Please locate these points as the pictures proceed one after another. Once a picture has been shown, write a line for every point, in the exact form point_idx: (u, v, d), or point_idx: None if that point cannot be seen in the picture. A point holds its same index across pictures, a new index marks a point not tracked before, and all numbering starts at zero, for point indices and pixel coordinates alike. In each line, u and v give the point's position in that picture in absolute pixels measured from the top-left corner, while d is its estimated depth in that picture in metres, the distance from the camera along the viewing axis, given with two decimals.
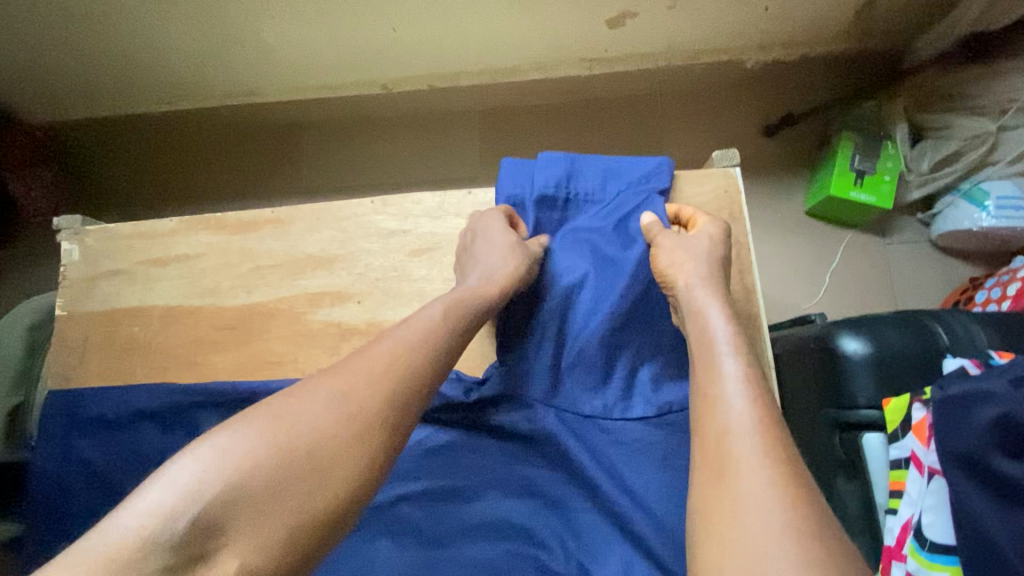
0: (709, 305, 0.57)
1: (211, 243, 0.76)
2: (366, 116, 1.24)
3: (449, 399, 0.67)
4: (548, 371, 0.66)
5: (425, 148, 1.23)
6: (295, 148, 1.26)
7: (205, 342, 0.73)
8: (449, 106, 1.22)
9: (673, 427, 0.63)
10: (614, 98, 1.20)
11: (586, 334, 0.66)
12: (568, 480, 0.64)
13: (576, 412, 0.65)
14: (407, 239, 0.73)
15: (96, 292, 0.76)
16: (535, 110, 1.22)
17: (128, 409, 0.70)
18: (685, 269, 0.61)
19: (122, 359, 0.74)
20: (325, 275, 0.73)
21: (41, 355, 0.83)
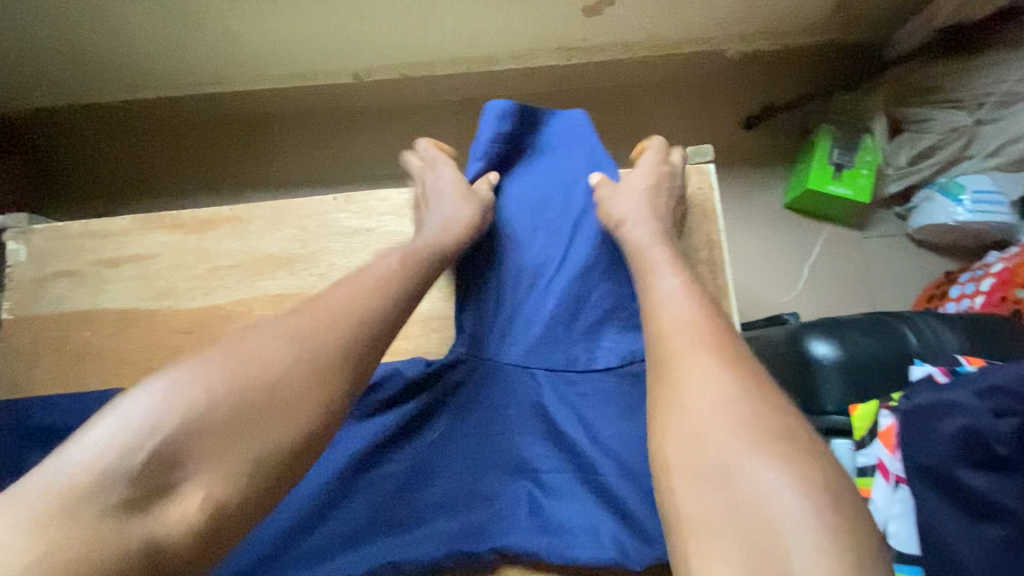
0: (645, 237, 0.58)
1: (166, 242, 0.73)
2: (339, 108, 1.21)
3: (408, 379, 0.64)
4: (504, 328, 0.67)
5: (400, 141, 1.20)
6: (264, 140, 1.21)
7: (161, 347, 0.70)
8: (423, 97, 1.19)
9: (633, 377, 0.63)
10: (592, 89, 1.18)
11: (541, 295, 0.68)
12: (535, 440, 0.62)
13: (540, 366, 0.65)
14: (371, 238, 0.71)
15: (46, 294, 0.73)
16: (513, 101, 1.19)
17: (77, 418, 0.66)
18: (624, 215, 0.62)
19: (73, 365, 0.71)
20: (285, 276, 0.70)
21: None
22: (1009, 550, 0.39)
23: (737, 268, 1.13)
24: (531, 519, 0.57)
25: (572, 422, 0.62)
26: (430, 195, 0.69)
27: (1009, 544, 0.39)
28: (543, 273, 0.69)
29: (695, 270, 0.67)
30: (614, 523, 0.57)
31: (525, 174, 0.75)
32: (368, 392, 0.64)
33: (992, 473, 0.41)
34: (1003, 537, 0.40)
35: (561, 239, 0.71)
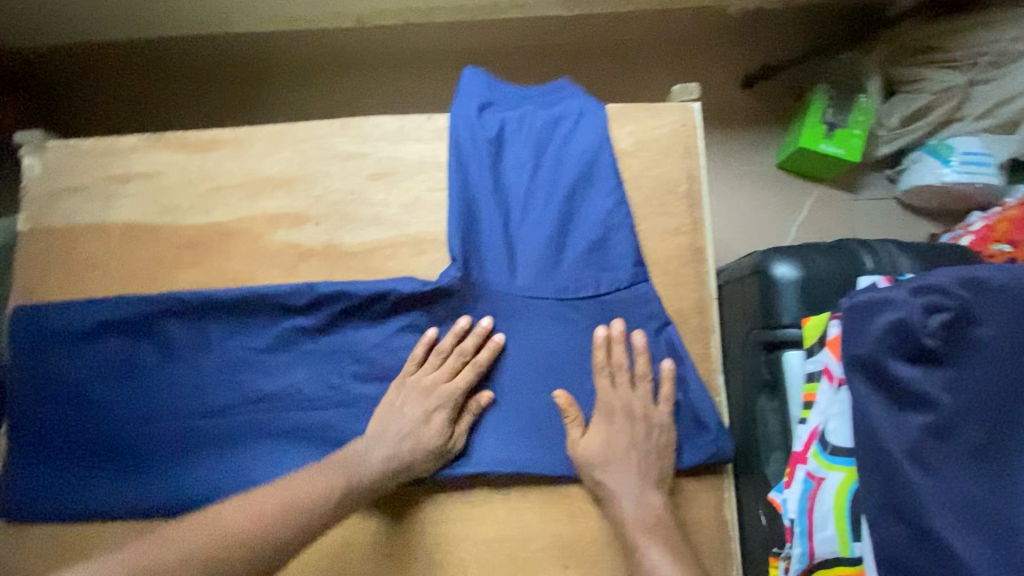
0: (623, 491, 0.62)
1: (171, 160, 0.76)
2: (341, 57, 1.22)
3: (404, 296, 0.68)
4: (498, 254, 0.69)
5: (400, 87, 1.23)
6: (269, 86, 1.25)
7: (165, 259, 0.74)
8: (424, 47, 1.20)
9: (614, 306, 0.67)
10: (592, 43, 1.18)
11: (526, 223, 0.69)
12: (524, 359, 0.67)
13: (530, 292, 0.68)
14: (366, 162, 0.74)
15: (58, 207, 0.77)
16: (514, 53, 1.20)
17: (93, 320, 0.72)
18: (603, 461, 0.62)
19: (84, 274, 0.75)
20: (283, 196, 0.74)
21: None
22: (931, 436, 0.42)
23: (725, 225, 1.15)
24: (502, 437, 0.66)
25: (557, 339, 0.67)
26: (419, 377, 0.66)
27: (931, 431, 0.42)
28: (524, 208, 0.70)
29: (674, 204, 0.70)
30: None
31: (510, 110, 0.73)
32: (364, 306, 0.68)
33: (920, 364, 0.44)
34: (926, 425, 0.43)
35: (539, 173, 0.71)
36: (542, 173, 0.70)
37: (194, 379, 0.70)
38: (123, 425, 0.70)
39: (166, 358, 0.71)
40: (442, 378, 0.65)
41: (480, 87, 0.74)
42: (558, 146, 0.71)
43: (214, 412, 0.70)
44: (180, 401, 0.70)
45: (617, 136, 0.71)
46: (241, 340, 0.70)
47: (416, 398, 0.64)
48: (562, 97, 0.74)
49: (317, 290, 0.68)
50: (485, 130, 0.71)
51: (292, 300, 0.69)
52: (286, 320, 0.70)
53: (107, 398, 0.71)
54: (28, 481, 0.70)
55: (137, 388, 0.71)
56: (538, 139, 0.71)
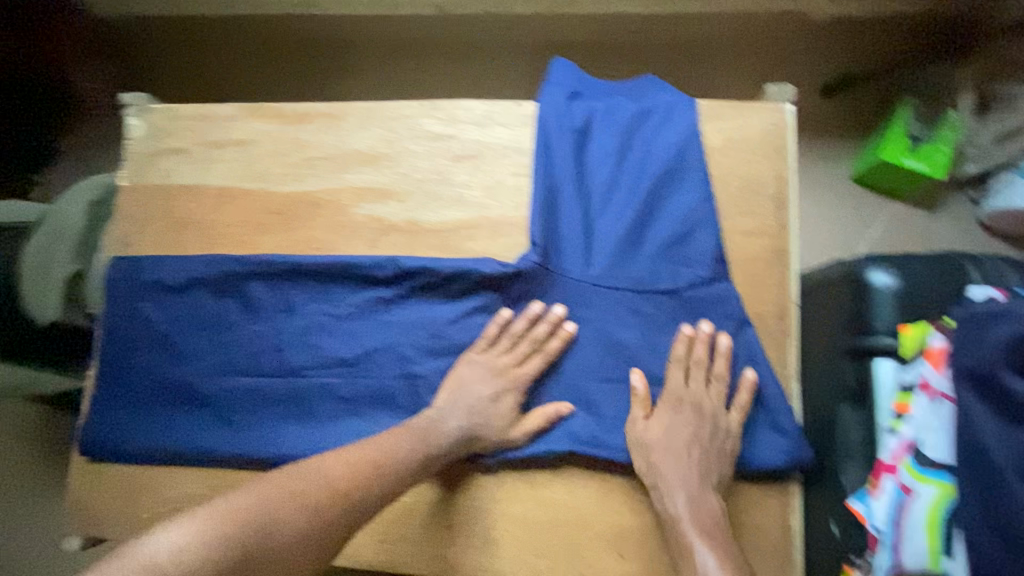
0: (679, 485, 0.61)
1: (265, 130, 0.79)
2: (415, 43, 1.25)
3: (482, 276, 0.69)
4: (578, 243, 0.68)
5: (469, 76, 1.24)
6: (342, 66, 1.28)
7: (254, 223, 0.77)
8: (497, 38, 1.21)
9: (691, 304, 0.66)
10: (665, 41, 1.17)
11: (608, 214, 0.69)
12: (595, 352, 0.67)
13: (606, 284, 0.67)
14: (452, 144, 0.75)
15: (157, 167, 0.81)
16: (585, 48, 1.20)
17: (184, 275, 0.75)
18: (658, 449, 0.62)
19: (177, 232, 0.79)
20: (370, 171, 0.76)
21: (98, 230, 0.99)
22: None
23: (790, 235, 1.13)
24: (564, 427, 0.66)
25: (630, 333, 0.67)
26: (490, 357, 0.67)
27: None
28: (606, 198, 0.70)
29: (760, 205, 0.69)
30: None
31: (599, 101, 0.73)
32: (442, 283, 0.70)
33: None
34: None
35: (624, 164, 0.70)
36: (628, 164, 0.70)
37: (273, 339, 0.73)
38: (205, 376, 0.74)
39: (248, 317, 0.74)
40: (511, 362, 0.67)
41: (569, 76, 0.74)
42: (645, 138, 0.70)
43: (291, 372, 0.73)
44: (258, 358, 0.73)
45: (705, 133, 0.70)
46: (320, 306, 0.73)
47: (485, 377, 0.66)
48: (651, 89, 0.74)
49: (400, 264, 0.70)
50: (573, 118, 0.72)
51: (376, 272, 0.71)
52: (365, 290, 0.72)
53: (192, 350, 0.75)
54: (116, 419, 0.75)
55: (219, 343, 0.74)
56: (626, 130, 0.71)
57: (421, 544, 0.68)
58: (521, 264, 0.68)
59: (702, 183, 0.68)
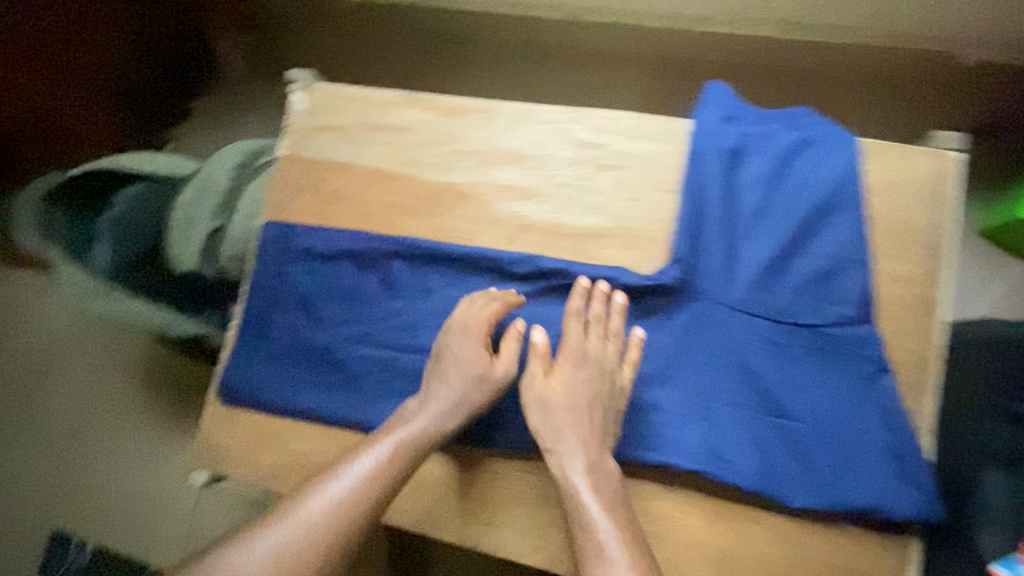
0: (576, 457, 0.65)
1: (420, 119, 0.84)
2: (539, 42, 1.28)
3: (621, 285, 0.71)
4: (719, 266, 0.69)
5: (587, 78, 1.25)
6: (465, 57, 1.31)
7: (399, 206, 0.82)
8: (622, 45, 1.23)
9: (828, 340, 0.67)
10: (791, 66, 1.16)
11: (753, 241, 0.70)
12: (721, 374, 0.68)
13: (744, 310, 0.68)
14: (598, 153, 0.77)
15: (314, 142, 0.87)
16: (708, 63, 1.19)
17: (333, 247, 0.81)
18: (557, 410, 0.67)
19: (327, 205, 0.84)
20: (515, 170, 0.79)
21: (239, 191, 1.03)
22: None
23: None
24: (673, 443, 0.67)
25: (760, 361, 0.67)
26: (462, 315, 0.71)
27: None
28: (753, 225, 0.70)
29: (910, 252, 0.68)
30: (786, 465, 0.66)
31: (755, 125, 0.73)
32: None
33: None
34: None
35: (775, 194, 0.71)
36: (779, 193, 0.71)
37: (408, 317, 0.78)
38: (339, 343, 0.79)
39: (388, 293, 0.79)
40: (474, 318, 0.71)
41: (727, 98, 0.75)
42: (800, 171, 0.71)
43: (419, 350, 0.77)
44: (391, 332, 0.78)
45: (863, 172, 0.70)
46: (455, 291, 0.78)
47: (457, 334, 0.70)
48: (809, 119, 0.74)
49: (540, 263, 0.73)
50: (729, 142, 0.72)
51: (515, 268, 0.75)
52: (502, 282, 0.75)
53: (331, 317, 0.80)
54: (253, 370, 0.82)
55: (357, 313, 0.80)
56: (781, 160, 0.71)
57: (522, 534, 0.71)
58: (664, 277, 0.69)
59: (856, 222, 0.68)
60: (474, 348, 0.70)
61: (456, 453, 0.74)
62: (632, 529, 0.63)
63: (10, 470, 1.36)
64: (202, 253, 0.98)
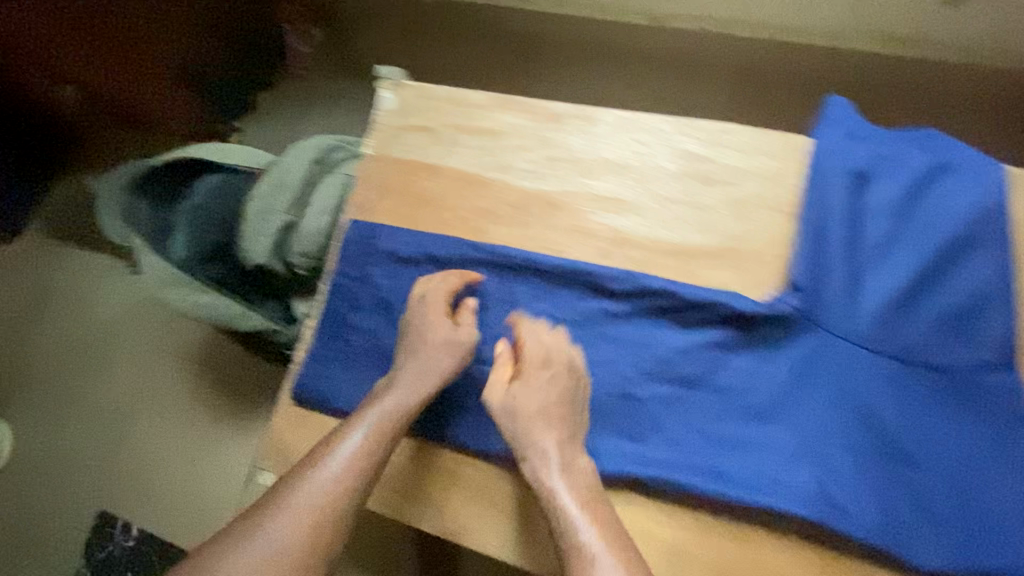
0: (551, 455, 0.62)
1: (514, 123, 0.81)
2: (613, 46, 1.27)
3: (731, 311, 0.66)
4: (841, 296, 0.64)
5: (661, 82, 1.24)
6: (534, 59, 1.33)
7: (488, 212, 0.79)
8: (699, 52, 1.21)
9: (961, 383, 0.62)
10: (865, 77, 1.15)
11: (879, 270, 0.65)
12: (835, 411, 0.64)
13: (867, 345, 0.64)
14: (706, 167, 0.73)
15: (401, 141, 0.85)
16: (785, 74, 1.17)
17: (418, 251, 0.78)
18: (520, 401, 0.65)
19: (413, 207, 0.82)
20: (614, 180, 0.75)
21: (314, 187, 1.01)
22: None
23: None
24: (781, 483, 0.63)
25: (880, 400, 0.63)
26: (425, 293, 0.72)
27: None
28: (879, 253, 0.66)
29: None
30: (909, 516, 0.60)
31: (883, 145, 0.68)
32: (680, 309, 0.68)
33: None
34: None
35: (904, 221, 0.66)
36: (908, 220, 0.66)
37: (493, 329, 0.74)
38: None
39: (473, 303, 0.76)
40: (436, 295, 0.71)
41: (852, 115, 0.70)
42: (932, 199, 0.66)
43: None
44: None
45: (1004, 202, 0.65)
46: (544, 305, 0.73)
47: (423, 310, 0.71)
48: (942, 141, 0.68)
49: (642, 282, 0.69)
50: (857, 162, 0.67)
51: (613, 285, 0.70)
52: (597, 298, 0.71)
53: None
54: (328, 373, 0.79)
55: None
56: (913, 185, 0.66)
57: None
58: (781, 306, 0.65)
59: (993, 257, 0.64)
60: (436, 322, 0.70)
61: None
62: (613, 522, 0.59)
63: (66, 449, 1.37)
64: (275, 248, 0.97)
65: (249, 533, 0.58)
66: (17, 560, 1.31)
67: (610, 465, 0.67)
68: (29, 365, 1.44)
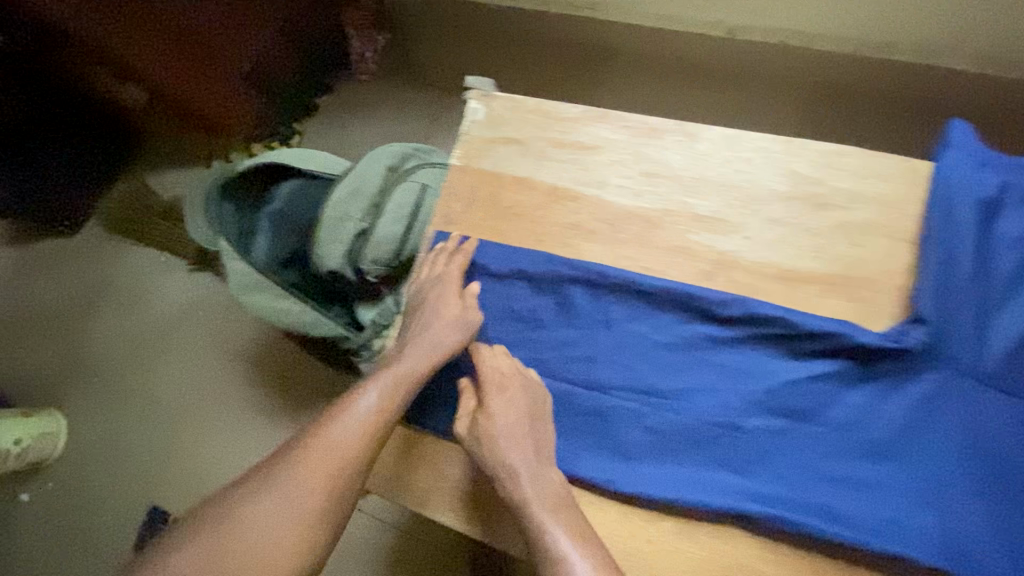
0: (520, 465, 0.65)
1: (611, 138, 0.79)
2: (684, 57, 1.27)
3: (849, 343, 0.64)
4: (970, 332, 0.61)
5: (730, 96, 1.25)
6: (603, 68, 1.32)
7: (580, 228, 0.77)
8: (770, 68, 1.22)
9: None
10: (940, 98, 1.14)
11: (1012, 307, 0.61)
12: (959, 454, 0.60)
13: (995, 386, 0.61)
14: (818, 189, 0.70)
15: (490, 153, 0.83)
16: (856, 92, 1.18)
17: (509, 266, 0.77)
18: (487, 424, 0.68)
19: (501, 221, 0.80)
20: (716, 200, 0.73)
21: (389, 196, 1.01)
22: None
23: None
24: (897, 526, 0.60)
25: (1008, 445, 0.60)
26: (434, 277, 0.77)
27: None
28: (1010, 289, 0.62)
29: None
30: None
31: (1014, 174, 0.65)
32: (792, 338, 0.66)
33: None
34: None
35: None
36: None
37: (586, 349, 0.72)
38: None
39: (565, 321, 0.74)
40: (445, 278, 0.76)
41: (976, 142, 0.67)
42: None
43: (595, 387, 0.71)
44: (565, 364, 0.72)
45: None
46: (642, 326, 0.71)
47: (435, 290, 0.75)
48: None
49: (751, 308, 0.67)
50: (987, 192, 0.64)
51: (718, 310, 0.68)
52: (701, 322, 0.69)
53: (504, 339, 0.76)
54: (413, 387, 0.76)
55: (532, 338, 0.74)
56: None
57: None
58: (908, 341, 0.62)
59: None
60: (443, 301, 0.74)
61: (631, 505, 0.68)
62: (583, 526, 0.62)
63: (116, 444, 1.38)
64: (349, 253, 0.96)
65: (265, 483, 0.63)
66: (71, 552, 1.31)
67: (714, 498, 0.64)
68: (84, 359, 1.45)
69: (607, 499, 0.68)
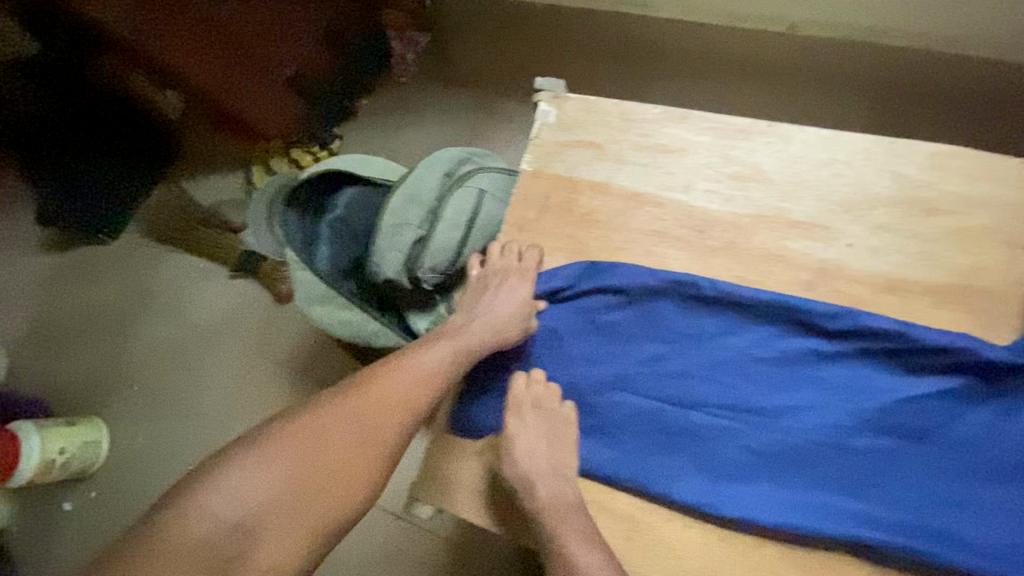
0: (542, 479, 0.64)
1: (696, 140, 0.75)
2: (731, 49, 1.22)
3: (971, 359, 0.60)
4: None
5: (781, 85, 1.19)
6: (647, 63, 1.27)
7: (666, 235, 0.73)
8: (824, 59, 1.17)
9: None
10: (1004, 95, 1.09)
11: None
12: None
13: None
14: (926, 194, 0.67)
15: (565, 156, 0.79)
16: (915, 84, 1.13)
17: (591, 278, 0.73)
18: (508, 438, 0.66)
19: (579, 227, 0.76)
20: (813, 205, 0.69)
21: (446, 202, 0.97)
22: None
23: None
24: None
25: None
26: (503, 263, 0.74)
27: None
28: None
29: None
30: None
31: None
32: (907, 352, 0.63)
33: None
34: None
35: None
36: None
37: (680, 364, 0.68)
38: (598, 385, 0.69)
39: (655, 335, 0.70)
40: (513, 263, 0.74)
41: None
42: None
43: (691, 405, 0.66)
44: (656, 381, 0.68)
45: None
46: (739, 339, 0.67)
47: (506, 277, 0.73)
48: None
49: (863, 321, 0.63)
50: None
51: (826, 323, 0.65)
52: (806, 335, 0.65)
53: (589, 354, 0.71)
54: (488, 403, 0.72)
55: (620, 353, 0.70)
56: None
57: None
58: None
59: None
60: (513, 289, 0.72)
61: (731, 531, 0.63)
62: (592, 535, 0.62)
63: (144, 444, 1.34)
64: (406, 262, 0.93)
65: (320, 420, 0.59)
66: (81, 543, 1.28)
67: (826, 522, 0.60)
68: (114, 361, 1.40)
69: (709, 526, 0.63)
